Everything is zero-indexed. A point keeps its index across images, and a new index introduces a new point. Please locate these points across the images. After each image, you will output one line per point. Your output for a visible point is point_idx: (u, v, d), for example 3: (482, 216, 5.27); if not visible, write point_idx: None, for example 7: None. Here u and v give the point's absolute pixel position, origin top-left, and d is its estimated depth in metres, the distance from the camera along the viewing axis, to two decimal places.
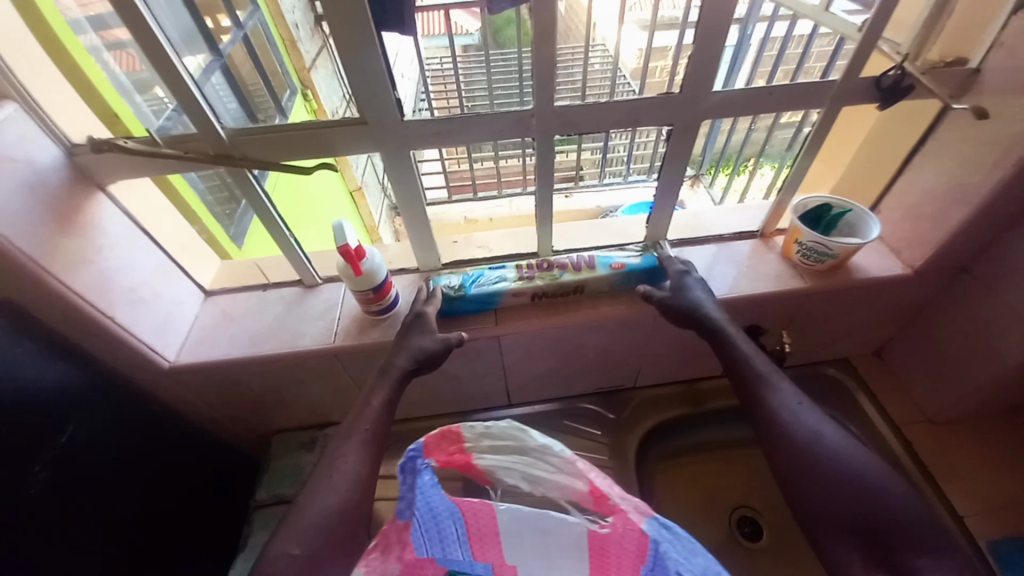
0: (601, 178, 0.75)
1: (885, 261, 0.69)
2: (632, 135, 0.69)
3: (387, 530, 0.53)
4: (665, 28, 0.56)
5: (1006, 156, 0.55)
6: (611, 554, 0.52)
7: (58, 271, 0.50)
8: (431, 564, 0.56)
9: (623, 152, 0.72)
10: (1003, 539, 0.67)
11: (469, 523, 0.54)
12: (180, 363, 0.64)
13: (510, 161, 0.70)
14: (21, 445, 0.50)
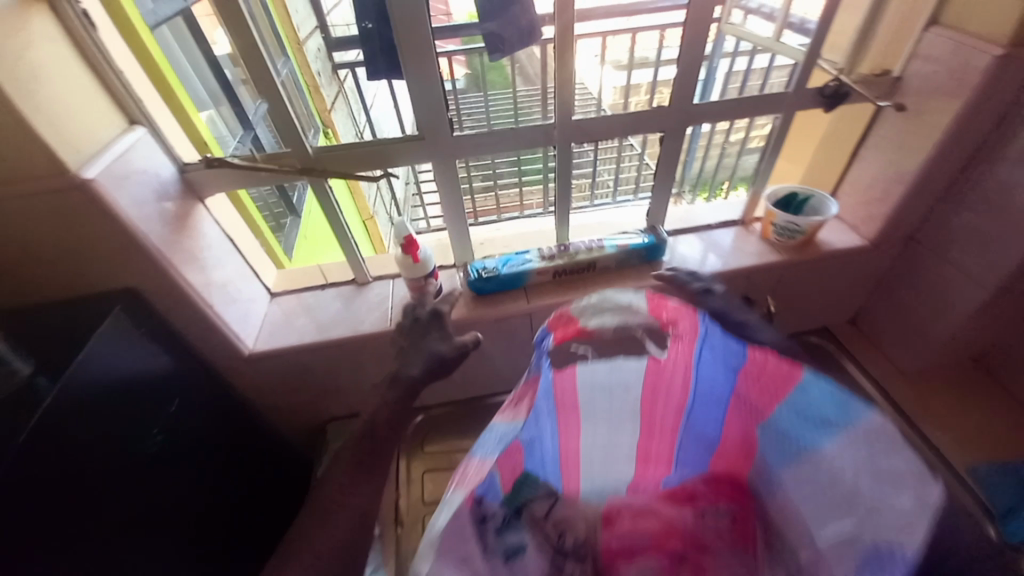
0: (591, 200, 0.91)
1: (846, 236, 0.83)
2: (617, 163, 0.86)
3: (519, 396, 0.45)
4: (640, 66, 0.74)
5: (926, 142, 0.70)
6: (664, 388, 0.49)
7: (176, 263, 0.61)
8: (516, 450, 0.44)
9: (609, 177, 0.88)
10: (977, 462, 0.77)
11: (559, 397, 0.46)
12: (257, 350, 0.74)
13: (505, 176, 0.84)
14: (142, 411, 0.59)
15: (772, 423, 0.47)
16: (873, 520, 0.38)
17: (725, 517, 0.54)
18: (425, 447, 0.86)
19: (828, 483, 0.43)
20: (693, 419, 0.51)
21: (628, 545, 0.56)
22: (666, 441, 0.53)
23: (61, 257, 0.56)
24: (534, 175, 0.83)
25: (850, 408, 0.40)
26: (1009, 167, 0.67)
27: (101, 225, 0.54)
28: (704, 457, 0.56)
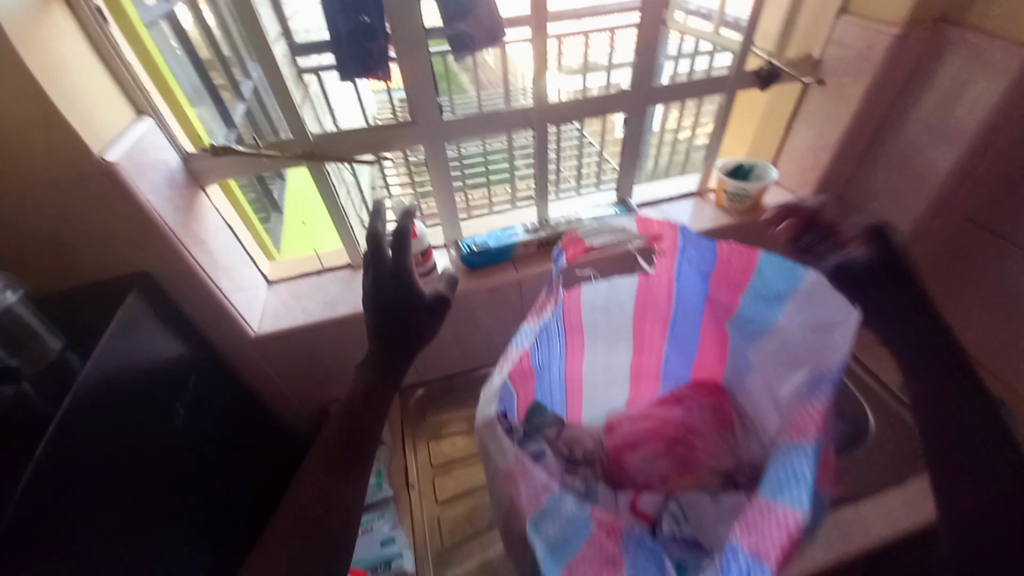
0: (558, 193, 0.97)
1: (787, 199, 0.96)
2: (578, 156, 0.93)
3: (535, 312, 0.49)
4: (594, 70, 0.83)
5: (844, 112, 0.83)
6: (651, 306, 0.56)
7: (188, 244, 0.65)
8: (528, 366, 0.50)
9: (573, 171, 0.95)
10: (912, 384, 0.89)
11: (565, 316, 0.52)
12: (263, 332, 0.77)
13: (473, 175, 0.88)
14: (165, 386, 0.61)
15: (741, 316, 0.55)
16: (821, 358, 0.46)
17: (707, 408, 0.61)
18: (427, 418, 0.91)
19: (785, 345, 0.51)
20: (678, 330, 0.59)
21: (628, 442, 0.60)
22: (656, 357, 0.61)
23: (81, 241, 0.59)
24: (501, 174, 0.90)
25: (796, 274, 0.48)
26: (911, 127, 0.82)
27: (124, 207, 0.58)
28: (687, 366, 0.63)
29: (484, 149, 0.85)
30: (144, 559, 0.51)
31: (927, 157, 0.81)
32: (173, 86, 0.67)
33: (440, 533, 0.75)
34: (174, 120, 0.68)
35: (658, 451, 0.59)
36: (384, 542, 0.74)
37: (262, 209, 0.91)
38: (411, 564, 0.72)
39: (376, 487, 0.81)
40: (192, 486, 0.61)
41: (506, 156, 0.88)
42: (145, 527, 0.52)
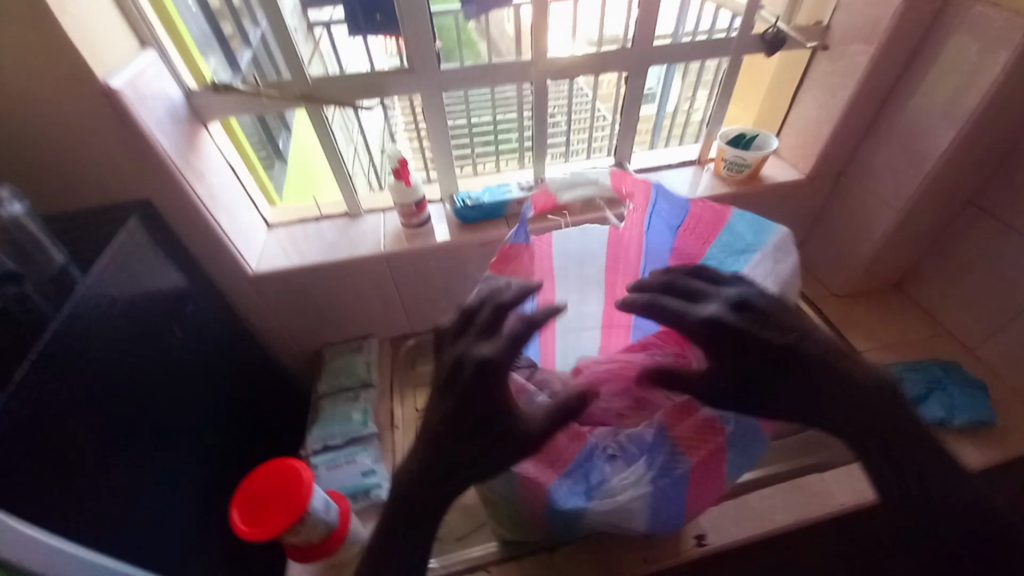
0: (567, 157, 0.98)
1: (788, 172, 0.95)
2: (591, 131, 0.96)
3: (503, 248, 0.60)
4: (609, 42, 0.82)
5: (849, 82, 0.81)
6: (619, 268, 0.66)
7: (188, 178, 0.68)
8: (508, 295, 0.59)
9: (584, 144, 0.98)
10: (895, 363, 0.89)
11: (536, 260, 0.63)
12: (260, 271, 0.80)
13: (482, 143, 0.94)
14: (161, 311, 0.65)
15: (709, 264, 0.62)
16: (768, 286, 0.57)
17: (670, 355, 0.63)
18: (416, 367, 0.96)
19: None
20: (642, 280, 0.65)
21: (588, 385, 0.64)
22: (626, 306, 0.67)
23: (86, 166, 0.62)
24: (508, 142, 0.95)
25: (765, 229, 0.60)
26: (915, 103, 0.79)
27: (125, 133, 0.60)
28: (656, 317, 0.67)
29: (494, 116, 0.90)
30: (138, 461, 0.56)
31: (926, 135, 0.79)
32: (175, 25, 0.68)
33: None
34: (178, 56, 0.69)
35: (616, 392, 0.64)
36: (366, 473, 0.77)
37: (265, 153, 0.92)
38: (389, 495, 0.76)
39: (362, 423, 0.82)
40: (186, 405, 0.66)
41: (514, 125, 0.91)
42: (139, 432, 0.57)
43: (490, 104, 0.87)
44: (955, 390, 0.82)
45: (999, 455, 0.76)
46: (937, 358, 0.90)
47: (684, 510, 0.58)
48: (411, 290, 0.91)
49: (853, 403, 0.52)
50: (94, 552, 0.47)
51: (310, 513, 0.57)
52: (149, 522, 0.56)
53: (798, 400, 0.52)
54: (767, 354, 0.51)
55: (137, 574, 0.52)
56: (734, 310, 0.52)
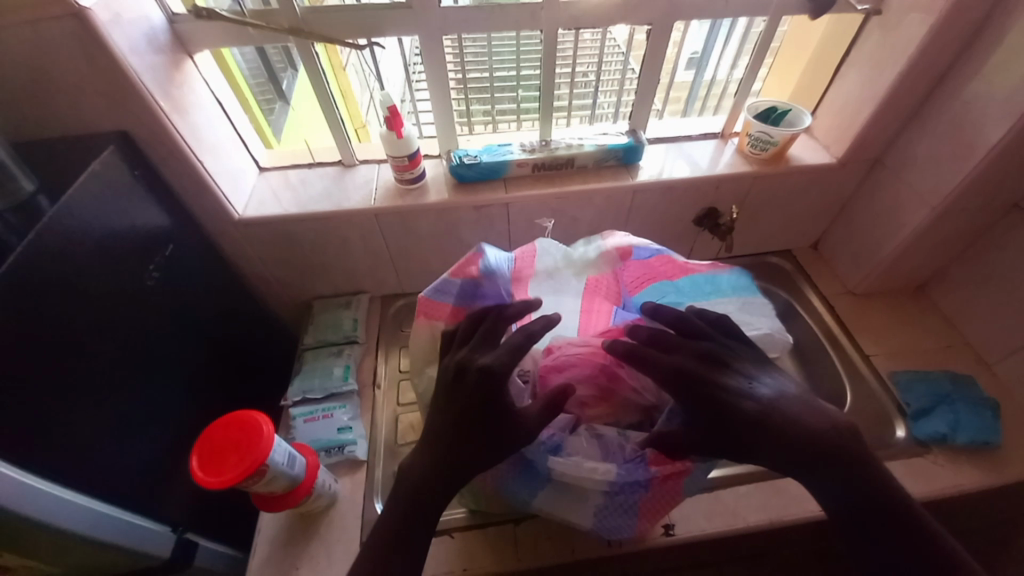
0: (591, 120, 0.92)
1: (817, 153, 0.87)
2: (619, 95, 0.88)
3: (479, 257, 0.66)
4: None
5: (900, 54, 0.72)
6: (603, 286, 0.71)
7: (166, 109, 0.64)
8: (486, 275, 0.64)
9: (610, 108, 0.91)
10: (901, 370, 0.84)
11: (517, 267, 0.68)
12: (246, 217, 0.78)
13: (507, 100, 0.88)
14: (137, 247, 0.63)
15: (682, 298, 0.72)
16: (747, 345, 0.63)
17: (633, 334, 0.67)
18: (403, 327, 0.94)
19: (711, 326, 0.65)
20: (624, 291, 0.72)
21: (558, 366, 0.66)
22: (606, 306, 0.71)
23: (61, 89, 0.59)
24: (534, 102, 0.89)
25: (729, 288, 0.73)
26: (973, 85, 0.70)
27: (98, 58, 0.57)
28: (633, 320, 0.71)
29: (518, 70, 0.83)
30: (106, 397, 0.56)
31: (980, 124, 0.70)
32: None
33: (395, 428, 0.81)
34: None
35: (584, 375, 0.66)
36: (341, 429, 0.77)
37: (268, 94, 0.89)
38: (363, 453, 0.76)
39: (342, 379, 0.82)
40: (161, 346, 0.66)
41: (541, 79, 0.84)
42: (109, 368, 0.57)
43: (514, 56, 0.82)
44: (961, 409, 0.77)
45: (996, 475, 0.72)
46: (948, 370, 0.84)
47: (631, 524, 0.60)
48: (401, 248, 0.88)
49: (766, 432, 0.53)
50: (51, 483, 0.48)
51: (271, 466, 0.57)
52: (117, 455, 0.57)
53: (763, 451, 0.53)
54: (729, 415, 0.54)
55: (99, 507, 0.53)
56: (696, 359, 0.59)
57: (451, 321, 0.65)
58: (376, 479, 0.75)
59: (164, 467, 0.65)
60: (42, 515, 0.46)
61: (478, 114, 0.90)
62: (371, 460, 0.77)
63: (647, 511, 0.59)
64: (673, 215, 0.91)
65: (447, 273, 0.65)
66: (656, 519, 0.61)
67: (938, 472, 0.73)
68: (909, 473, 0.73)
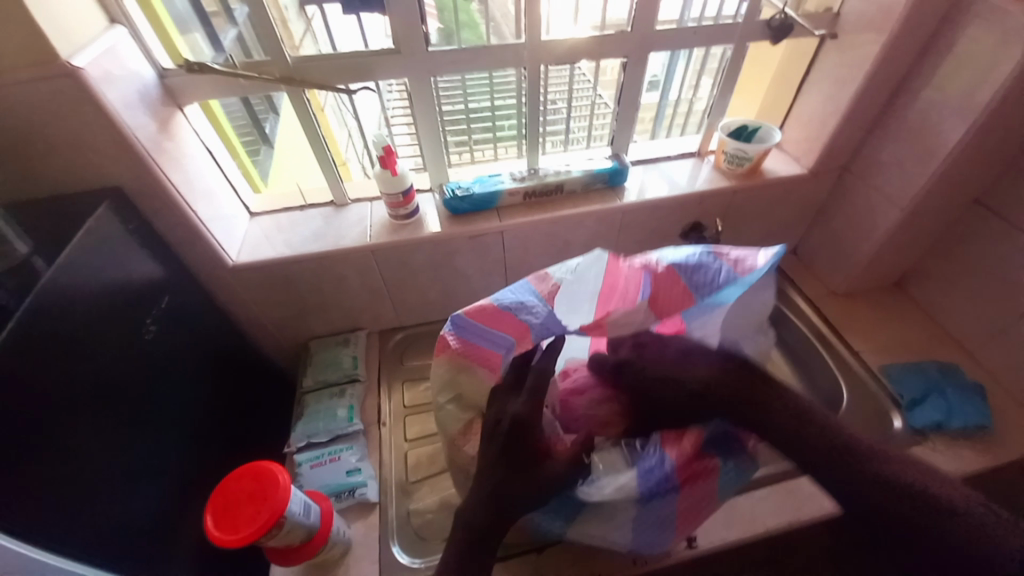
0: (566, 145, 0.95)
1: (790, 166, 0.92)
2: (591, 119, 0.92)
3: (489, 307, 0.64)
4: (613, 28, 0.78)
5: (857, 72, 0.78)
6: (620, 286, 0.64)
7: (159, 162, 0.64)
8: (509, 322, 0.64)
9: (583, 133, 0.94)
10: (891, 365, 0.87)
11: (541, 294, 0.65)
12: (241, 262, 0.77)
13: (481, 129, 0.89)
14: (135, 301, 0.62)
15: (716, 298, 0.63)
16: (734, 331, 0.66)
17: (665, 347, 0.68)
18: (404, 360, 0.94)
19: (739, 314, 0.66)
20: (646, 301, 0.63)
21: (577, 388, 0.71)
22: (622, 306, 0.63)
23: (55, 147, 0.59)
24: (508, 130, 0.90)
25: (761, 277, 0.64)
26: (925, 97, 0.76)
27: (93, 116, 0.57)
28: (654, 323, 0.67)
29: (492, 101, 0.85)
30: (110, 460, 0.54)
31: (936, 131, 0.76)
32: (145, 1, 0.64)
33: (405, 465, 0.80)
34: (152, 34, 0.65)
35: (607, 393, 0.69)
36: (350, 472, 0.75)
37: (251, 137, 0.89)
38: (375, 494, 0.74)
39: (347, 419, 0.80)
40: (162, 401, 0.64)
41: (515, 110, 0.87)
42: (113, 429, 0.55)
43: (488, 90, 0.83)
44: (950, 397, 0.81)
45: (993, 458, 0.76)
46: (933, 361, 0.89)
47: (669, 538, 0.60)
48: (399, 282, 0.88)
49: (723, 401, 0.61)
50: (64, 557, 0.46)
51: (289, 516, 0.55)
52: (123, 520, 0.55)
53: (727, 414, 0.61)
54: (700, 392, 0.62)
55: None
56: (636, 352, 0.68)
57: (493, 368, 0.65)
58: (390, 520, 0.73)
59: (170, 529, 0.62)
60: None
61: (453, 144, 0.89)
62: (384, 501, 0.75)
63: (682, 519, 0.59)
64: (661, 232, 0.94)
65: (470, 321, 0.64)
66: (694, 526, 0.61)
67: (940, 460, 0.76)
68: None
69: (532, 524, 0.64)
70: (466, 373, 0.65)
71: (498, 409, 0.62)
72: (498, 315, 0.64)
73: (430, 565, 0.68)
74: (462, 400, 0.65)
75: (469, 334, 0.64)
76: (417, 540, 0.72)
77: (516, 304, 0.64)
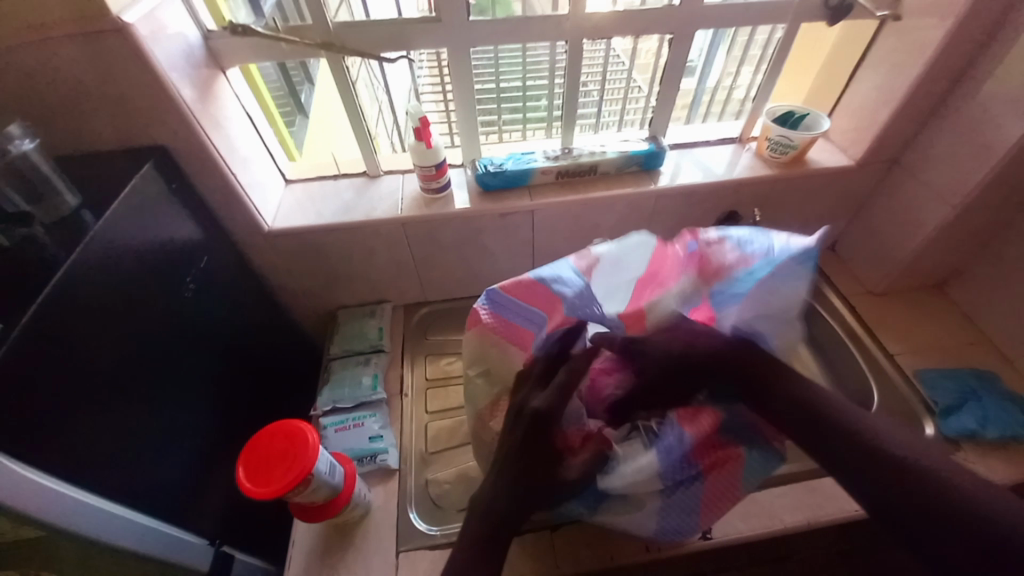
0: (596, 129, 0.93)
1: (835, 156, 0.88)
2: (624, 103, 0.90)
3: (526, 282, 0.63)
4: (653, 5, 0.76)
5: (917, 59, 0.74)
6: (663, 268, 0.66)
7: (202, 123, 0.65)
8: (546, 297, 0.64)
9: (614, 117, 0.92)
10: (927, 369, 0.84)
11: (582, 272, 0.65)
12: (276, 229, 0.78)
13: (509, 110, 0.89)
14: (176, 259, 0.64)
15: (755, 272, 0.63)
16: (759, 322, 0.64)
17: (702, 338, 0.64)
18: (428, 335, 0.95)
19: (779, 302, 0.62)
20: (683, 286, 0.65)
21: (606, 368, 0.73)
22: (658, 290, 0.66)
23: (102, 104, 0.60)
24: (536, 111, 0.90)
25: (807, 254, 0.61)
26: (988, 88, 0.71)
27: (140, 73, 0.58)
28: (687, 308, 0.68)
29: (523, 81, 0.85)
30: (149, 410, 0.56)
31: (999, 125, 0.71)
32: None
33: (426, 437, 0.81)
34: None
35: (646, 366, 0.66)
36: (372, 439, 0.77)
37: (287, 106, 0.89)
38: (395, 461, 0.76)
39: (371, 388, 0.82)
40: (199, 356, 0.66)
41: (546, 91, 0.87)
42: (153, 379, 0.57)
43: (520, 69, 0.83)
44: (989, 406, 0.77)
45: None
46: (973, 367, 0.85)
47: (695, 524, 0.60)
48: (426, 257, 0.89)
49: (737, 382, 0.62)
50: (101, 498, 0.48)
51: (315, 475, 0.57)
52: (158, 468, 0.57)
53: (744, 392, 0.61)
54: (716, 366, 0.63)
55: (145, 521, 0.53)
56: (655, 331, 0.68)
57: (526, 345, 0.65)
58: (409, 488, 0.75)
59: (201, 481, 0.65)
60: (95, 530, 0.47)
61: (481, 124, 0.90)
62: (403, 469, 0.77)
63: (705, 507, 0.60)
64: (694, 220, 0.92)
65: (504, 295, 0.64)
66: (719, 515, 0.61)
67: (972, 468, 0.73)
68: None
69: (554, 511, 0.63)
70: (497, 348, 0.65)
71: (522, 399, 0.62)
72: (535, 289, 0.63)
73: (446, 533, 0.70)
74: (491, 375, 0.66)
75: (502, 309, 0.64)
76: (434, 509, 0.73)
77: (554, 279, 0.63)
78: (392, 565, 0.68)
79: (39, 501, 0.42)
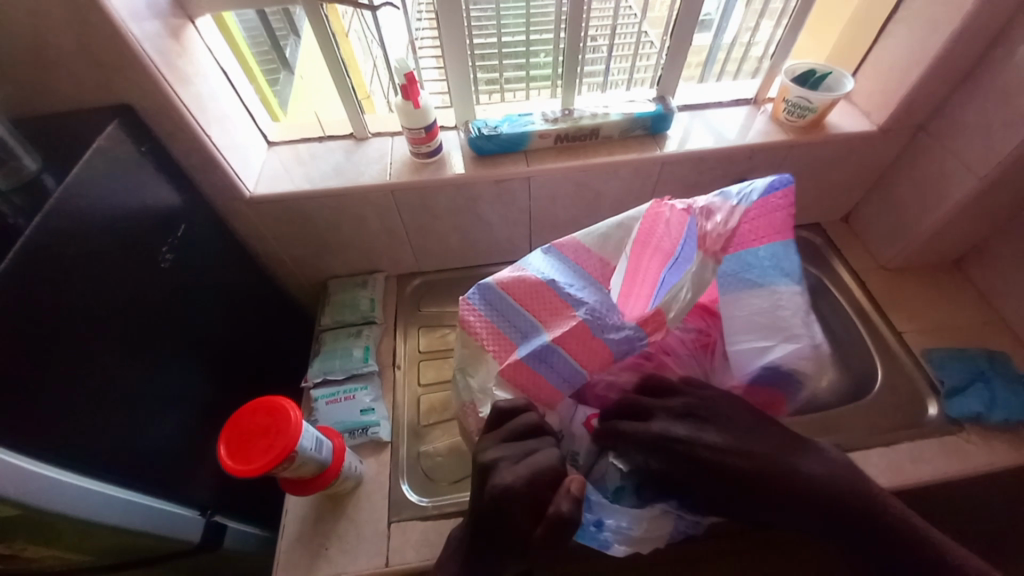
0: (604, 88, 0.87)
1: (857, 121, 0.82)
2: (634, 60, 0.83)
3: (523, 284, 0.63)
4: None
5: (956, 12, 0.67)
6: (657, 234, 0.65)
7: (170, 79, 0.61)
8: (550, 301, 0.62)
9: (624, 76, 0.86)
10: (935, 348, 0.81)
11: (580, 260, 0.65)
12: (258, 195, 0.75)
13: (512, 67, 0.83)
14: (150, 228, 0.61)
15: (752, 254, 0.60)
16: (779, 346, 0.56)
17: (691, 331, 0.67)
18: (421, 306, 0.92)
19: (769, 306, 0.57)
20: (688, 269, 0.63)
21: None
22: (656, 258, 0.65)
23: (56, 58, 0.55)
24: (541, 68, 0.84)
25: None
26: None
27: (95, 23, 0.53)
28: None
29: (528, 35, 0.78)
30: (129, 384, 0.55)
31: None
32: None
33: (418, 409, 0.80)
34: None
35: (626, 364, 0.66)
36: (364, 411, 0.76)
37: (271, 63, 0.83)
38: (388, 434, 0.76)
39: (363, 360, 0.81)
40: (184, 330, 0.65)
41: (550, 47, 0.80)
42: (132, 352, 0.55)
43: (524, 21, 0.76)
44: (997, 387, 0.75)
45: None
46: (984, 348, 0.82)
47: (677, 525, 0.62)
48: (418, 226, 0.85)
49: (771, 501, 0.52)
50: (77, 475, 0.48)
51: (301, 451, 0.56)
52: (141, 443, 0.56)
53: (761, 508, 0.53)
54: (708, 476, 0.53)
55: (128, 495, 0.53)
56: (683, 422, 0.56)
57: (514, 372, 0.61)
58: (402, 460, 0.75)
59: (191, 452, 0.65)
60: (72, 506, 0.46)
61: (483, 82, 0.84)
62: (396, 441, 0.76)
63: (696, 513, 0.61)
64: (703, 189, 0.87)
65: (500, 298, 0.64)
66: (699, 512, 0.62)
67: (971, 452, 0.72)
68: (942, 453, 0.72)
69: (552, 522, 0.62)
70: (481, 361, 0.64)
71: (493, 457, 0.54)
72: (538, 295, 0.63)
73: (437, 505, 0.70)
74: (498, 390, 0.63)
75: (493, 315, 0.64)
76: (426, 481, 0.73)
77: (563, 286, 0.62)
78: (384, 535, 0.68)
79: (5, 478, 0.40)
